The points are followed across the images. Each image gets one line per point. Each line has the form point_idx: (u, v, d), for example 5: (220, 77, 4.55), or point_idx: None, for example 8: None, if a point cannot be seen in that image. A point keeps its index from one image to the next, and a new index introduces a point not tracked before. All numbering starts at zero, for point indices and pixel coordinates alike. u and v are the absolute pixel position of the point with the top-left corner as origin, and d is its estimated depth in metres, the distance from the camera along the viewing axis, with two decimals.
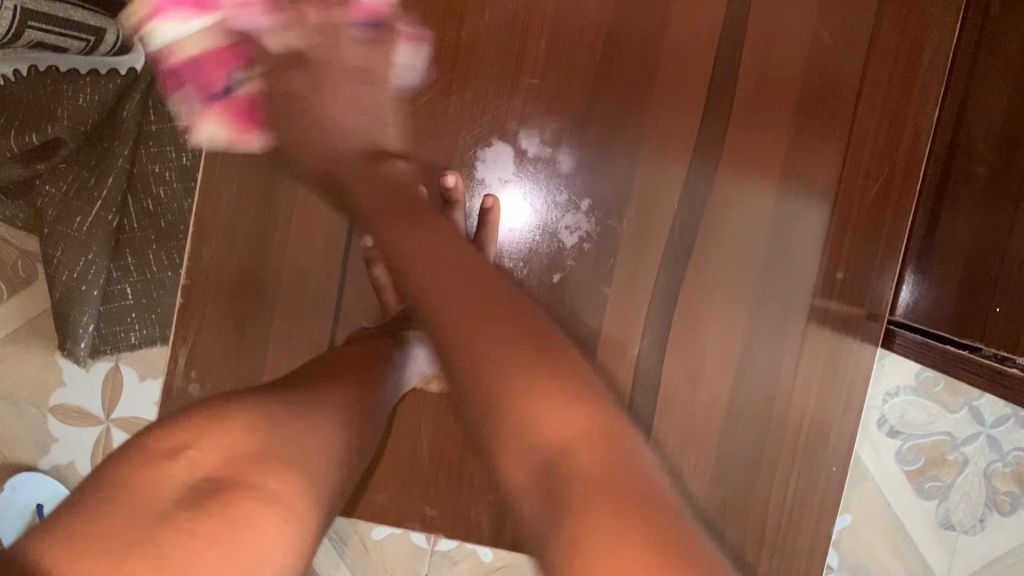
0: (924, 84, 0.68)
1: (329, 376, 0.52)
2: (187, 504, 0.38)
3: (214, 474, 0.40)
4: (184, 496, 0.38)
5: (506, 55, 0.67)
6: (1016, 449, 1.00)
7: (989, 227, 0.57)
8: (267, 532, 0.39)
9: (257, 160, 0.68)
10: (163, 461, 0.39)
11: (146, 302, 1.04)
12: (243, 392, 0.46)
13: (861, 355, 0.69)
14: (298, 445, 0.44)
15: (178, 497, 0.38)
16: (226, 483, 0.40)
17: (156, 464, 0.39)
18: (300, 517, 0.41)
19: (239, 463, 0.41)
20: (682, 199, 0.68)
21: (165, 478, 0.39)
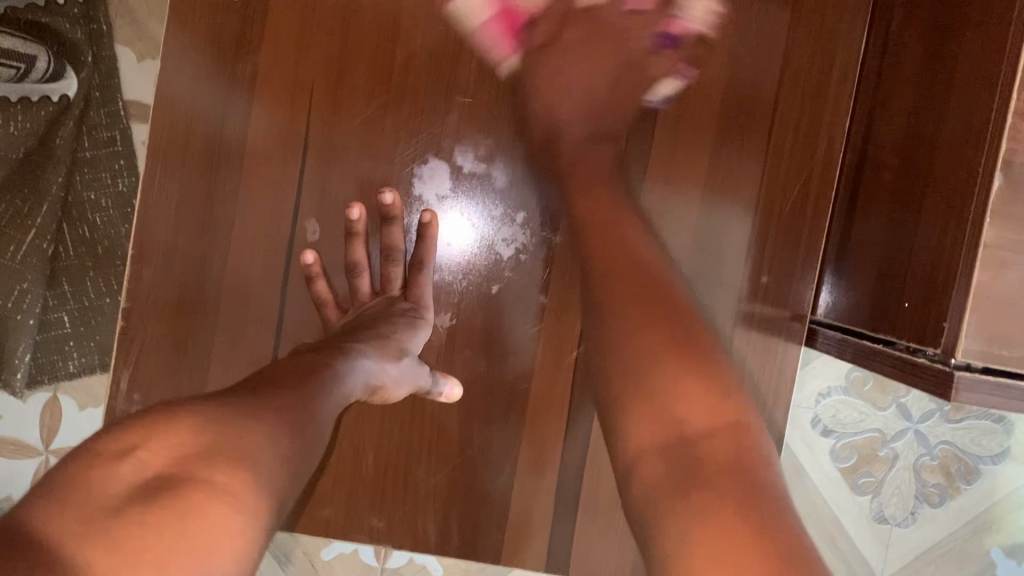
0: (835, 94, 0.71)
1: (273, 386, 0.52)
2: (138, 497, 0.39)
3: (164, 471, 0.40)
4: (134, 492, 0.39)
5: (439, 77, 0.69)
6: (942, 442, 1.06)
7: (899, 226, 0.60)
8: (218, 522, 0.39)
9: (195, 183, 0.68)
10: (113, 461, 0.40)
11: (85, 329, 1.03)
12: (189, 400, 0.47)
13: (786, 353, 0.72)
14: (245, 449, 0.44)
15: (128, 493, 0.39)
16: (175, 479, 0.40)
17: (110, 463, 0.40)
18: (250, 508, 0.41)
19: (188, 461, 0.41)
20: None
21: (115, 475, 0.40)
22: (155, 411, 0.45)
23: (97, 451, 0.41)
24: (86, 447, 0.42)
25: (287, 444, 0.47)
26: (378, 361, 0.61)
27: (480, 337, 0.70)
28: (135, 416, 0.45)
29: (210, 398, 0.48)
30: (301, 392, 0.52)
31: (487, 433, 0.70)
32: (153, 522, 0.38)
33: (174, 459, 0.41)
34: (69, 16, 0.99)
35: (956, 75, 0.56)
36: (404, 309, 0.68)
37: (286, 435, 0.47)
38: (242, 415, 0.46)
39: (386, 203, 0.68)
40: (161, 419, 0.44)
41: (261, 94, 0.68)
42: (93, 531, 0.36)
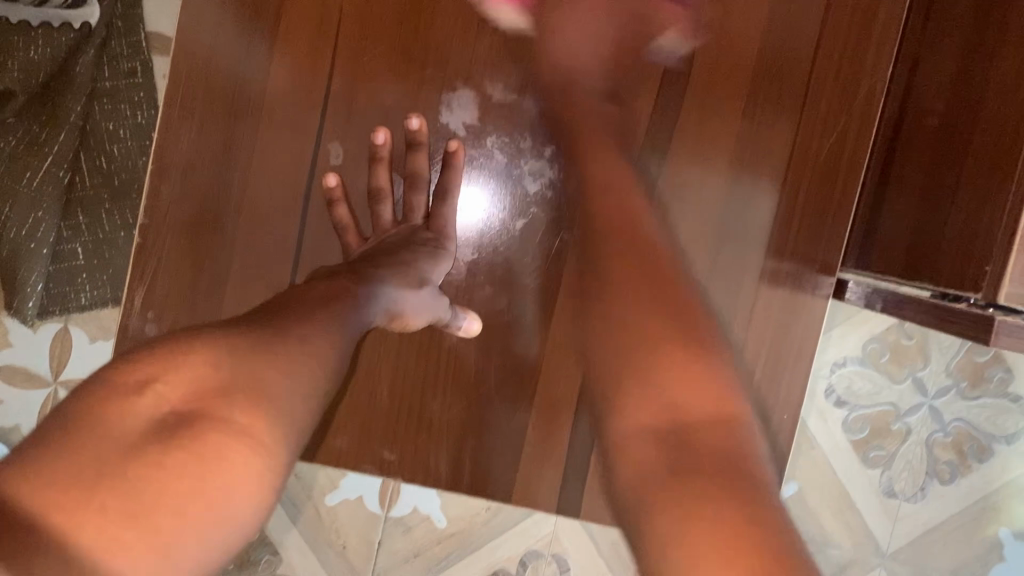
0: (879, 41, 0.69)
1: (306, 307, 0.52)
2: (154, 436, 0.37)
3: (180, 407, 0.39)
4: (150, 428, 0.38)
5: (472, 4, 0.68)
6: (956, 419, 1.04)
7: (942, 172, 0.58)
8: (236, 465, 0.39)
9: (217, 100, 0.67)
10: (131, 393, 0.39)
11: (98, 263, 1.02)
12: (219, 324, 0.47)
13: (813, 308, 0.70)
14: (267, 374, 0.43)
15: (144, 429, 0.38)
16: (192, 416, 0.39)
17: (127, 393, 0.39)
18: (268, 451, 0.41)
19: (208, 396, 0.40)
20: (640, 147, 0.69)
21: (133, 405, 0.38)
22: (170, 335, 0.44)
23: (113, 379, 0.40)
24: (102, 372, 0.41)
25: (299, 362, 0.46)
26: (400, 290, 0.60)
27: (501, 274, 0.69)
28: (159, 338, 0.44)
29: (226, 324, 0.47)
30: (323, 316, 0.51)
31: (502, 371, 0.69)
32: (171, 465, 0.37)
33: (189, 395, 0.40)
34: None
35: (1011, 14, 0.53)
36: (426, 239, 0.66)
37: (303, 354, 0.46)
38: (269, 338, 0.46)
39: (413, 128, 0.67)
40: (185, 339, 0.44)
41: (288, 16, 0.67)
42: (111, 472, 0.35)
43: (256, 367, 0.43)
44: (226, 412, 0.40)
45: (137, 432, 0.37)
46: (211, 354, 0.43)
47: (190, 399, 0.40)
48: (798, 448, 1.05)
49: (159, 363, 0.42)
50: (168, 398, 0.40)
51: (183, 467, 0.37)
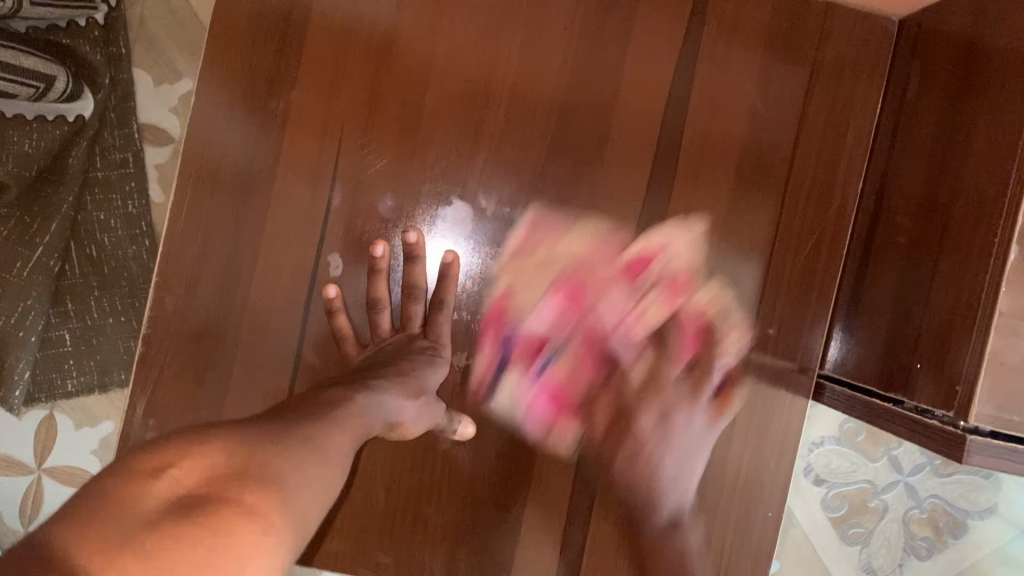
0: (851, 153, 0.73)
1: (318, 417, 0.54)
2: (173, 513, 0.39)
3: (194, 489, 0.41)
4: (168, 507, 0.40)
5: (467, 121, 0.71)
6: (932, 496, 1.07)
7: (913, 285, 0.62)
8: (247, 535, 0.40)
9: (221, 213, 0.69)
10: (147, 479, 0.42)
11: (86, 349, 1.03)
12: (229, 427, 0.49)
13: (793, 407, 0.73)
14: (270, 469, 0.46)
15: (162, 507, 0.40)
16: (205, 497, 0.41)
17: (146, 479, 0.42)
18: (276, 525, 0.42)
19: (217, 481, 0.43)
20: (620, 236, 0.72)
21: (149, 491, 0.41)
22: (180, 438, 0.47)
23: (132, 466, 0.43)
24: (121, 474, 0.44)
25: (309, 463, 0.49)
26: (399, 400, 0.62)
27: (494, 378, 0.71)
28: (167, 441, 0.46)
29: (253, 422, 0.51)
30: (326, 421, 0.54)
31: (497, 473, 0.71)
32: (184, 531, 0.38)
33: (202, 480, 0.43)
34: (90, 38, 1.01)
35: (971, 145, 0.58)
36: (422, 348, 0.68)
37: (311, 466, 0.49)
38: (274, 445, 0.48)
39: (412, 242, 0.69)
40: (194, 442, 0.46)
41: (291, 132, 0.69)
42: (130, 538, 0.37)
43: (269, 469, 0.46)
44: (238, 493, 0.42)
45: (154, 510, 0.39)
46: (226, 451, 0.46)
47: (203, 482, 0.42)
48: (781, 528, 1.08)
49: (175, 453, 0.45)
50: (184, 481, 0.42)
51: (196, 533, 0.38)
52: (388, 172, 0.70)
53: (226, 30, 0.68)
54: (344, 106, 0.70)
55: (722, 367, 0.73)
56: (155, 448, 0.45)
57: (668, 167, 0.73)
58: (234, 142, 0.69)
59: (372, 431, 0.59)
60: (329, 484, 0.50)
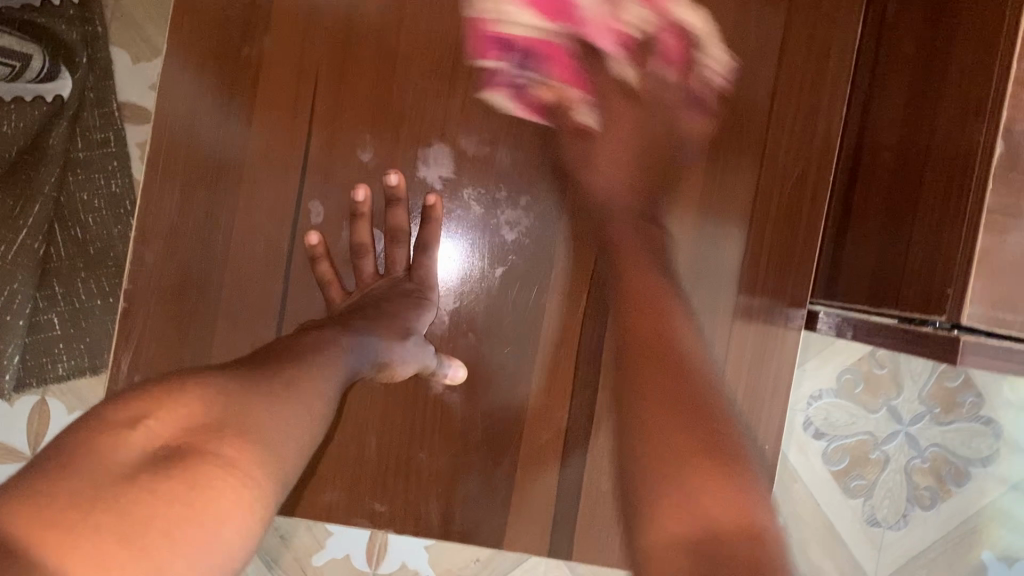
0: (834, 81, 0.72)
1: (301, 359, 0.54)
2: (146, 467, 0.40)
3: (172, 442, 0.42)
4: (142, 459, 0.40)
5: (444, 63, 0.70)
6: (932, 445, 1.06)
7: (899, 201, 0.61)
8: (224, 493, 0.40)
9: (198, 165, 0.68)
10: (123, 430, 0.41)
11: (74, 332, 1.02)
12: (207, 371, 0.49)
13: (785, 341, 0.73)
14: (249, 419, 0.45)
15: (136, 460, 0.40)
16: (183, 450, 0.42)
17: (120, 429, 0.41)
18: (255, 481, 0.43)
19: (195, 434, 0.43)
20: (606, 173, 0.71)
21: (125, 441, 0.41)
22: (156, 385, 0.46)
23: (107, 416, 0.43)
24: (96, 414, 0.43)
25: (291, 404, 0.49)
26: (386, 340, 0.62)
27: (483, 322, 0.71)
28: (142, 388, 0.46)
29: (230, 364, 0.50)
30: (311, 363, 0.54)
31: (489, 418, 0.70)
32: (160, 489, 0.39)
33: (178, 430, 0.43)
34: (65, 17, 1.01)
35: (952, 53, 0.57)
36: (409, 290, 0.68)
37: (288, 411, 0.48)
38: (251, 391, 0.48)
39: (393, 184, 0.68)
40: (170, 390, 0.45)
41: (264, 82, 0.68)
42: (106, 495, 0.38)
43: (247, 411, 0.45)
44: (215, 446, 0.43)
45: (129, 464, 0.40)
46: (205, 397, 0.45)
47: (180, 435, 0.42)
48: (783, 483, 1.06)
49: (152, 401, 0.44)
50: (161, 433, 0.42)
51: (175, 493, 0.39)
52: (366, 118, 0.69)
53: None
54: (319, 52, 0.69)
55: (711, 300, 0.72)
56: (131, 397, 0.45)
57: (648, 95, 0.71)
58: (208, 93, 0.68)
59: (359, 374, 0.58)
60: (313, 425, 0.50)
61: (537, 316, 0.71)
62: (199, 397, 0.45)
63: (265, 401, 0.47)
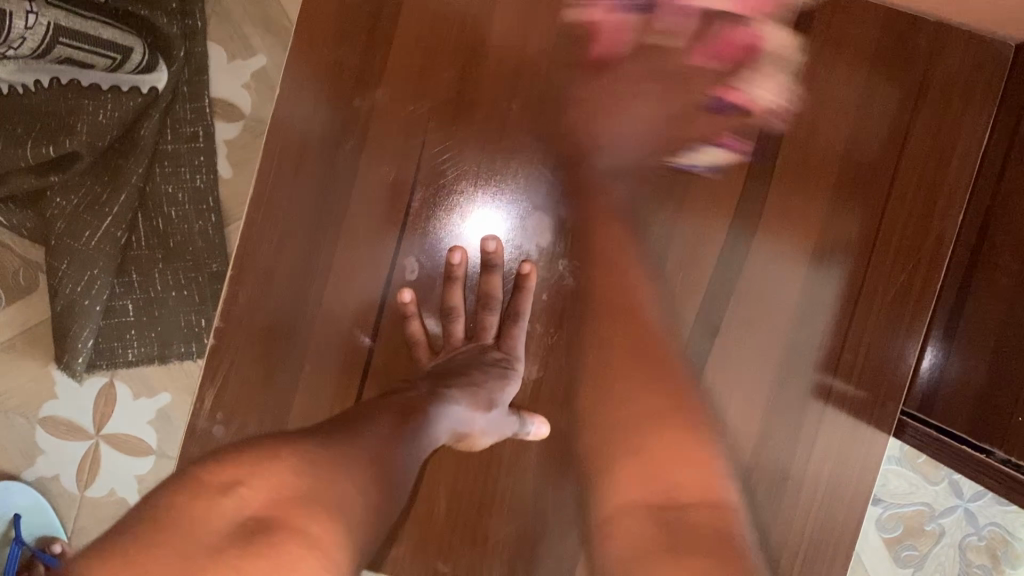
0: (954, 181, 0.70)
1: (379, 430, 0.53)
2: (236, 540, 0.40)
3: (260, 513, 0.42)
4: (234, 531, 0.40)
5: (553, 130, 0.69)
6: (991, 523, 0.93)
7: (1017, 330, 0.58)
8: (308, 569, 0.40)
9: (299, 209, 0.68)
10: (216, 494, 0.42)
11: (148, 319, 0.94)
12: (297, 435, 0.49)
13: (873, 444, 0.70)
14: (337, 490, 0.45)
15: (229, 531, 0.40)
16: (270, 523, 0.41)
17: (215, 493, 0.42)
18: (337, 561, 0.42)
19: (284, 506, 0.42)
20: (702, 255, 0.70)
21: (219, 507, 0.41)
22: (250, 444, 0.47)
23: (199, 481, 0.43)
24: (194, 474, 0.44)
25: (377, 488, 0.49)
26: (468, 411, 0.61)
27: (564, 394, 0.70)
28: (240, 448, 0.47)
29: (318, 431, 0.51)
30: (396, 435, 0.54)
31: (560, 490, 0.70)
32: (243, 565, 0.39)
33: (272, 500, 0.42)
34: (168, 12, 0.91)
35: None
36: (495, 359, 0.66)
37: (372, 482, 0.49)
38: (339, 462, 0.47)
39: (491, 250, 0.67)
40: (267, 454, 0.46)
41: (375, 127, 0.68)
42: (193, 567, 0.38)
43: (335, 487, 0.45)
44: (304, 522, 0.42)
45: (221, 532, 0.40)
46: (296, 464, 0.45)
47: (269, 507, 0.42)
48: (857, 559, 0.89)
49: (245, 469, 0.44)
50: (250, 502, 0.42)
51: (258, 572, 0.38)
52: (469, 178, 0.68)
53: (316, 15, 0.67)
54: (430, 108, 0.68)
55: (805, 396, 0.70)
56: (225, 457, 0.45)
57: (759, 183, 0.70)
58: (316, 140, 0.67)
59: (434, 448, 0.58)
60: (391, 498, 0.50)
61: None
62: (294, 465, 0.45)
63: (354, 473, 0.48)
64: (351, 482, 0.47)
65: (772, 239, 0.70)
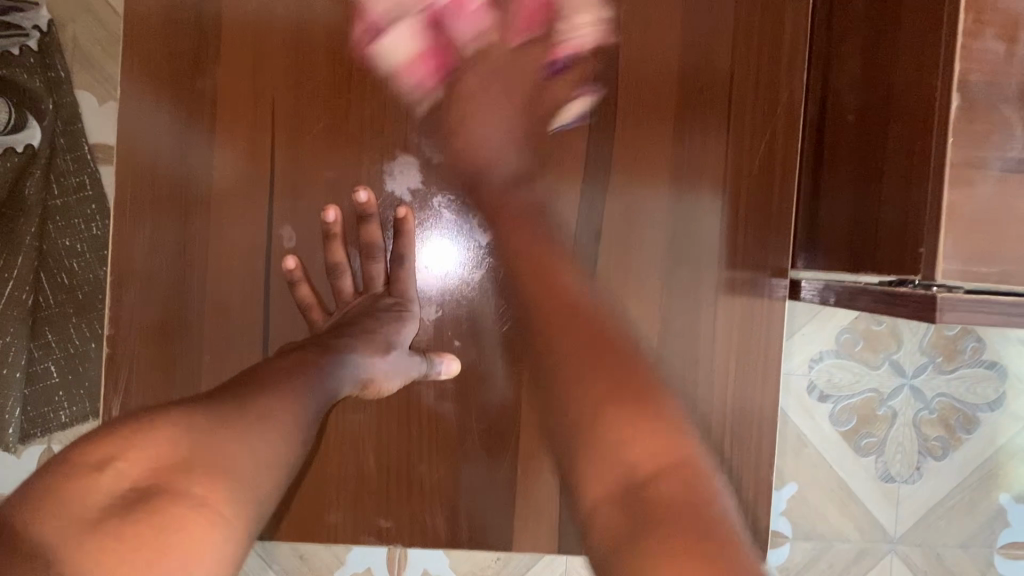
0: (791, 45, 0.71)
1: (265, 388, 0.53)
2: (115, 513, 0.41)
3: (139, 486, 0.42)
4: (113, 503, 0.41)
5: (400, 70, 0.69)
6: (938, 395, 1.00)
7: (868, 167, 0.61)
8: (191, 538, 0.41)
9: (165, 203, 0.68)
10: (92, 472, 0.42)
11: (73, 377, 0.95)
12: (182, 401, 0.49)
13: (772, 311, 0.72)
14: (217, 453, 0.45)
15: (108, 504, 0.41)
16: (149, 492, 0.42)
17: (89, 471, 0.42)
18: (226, 519, 0.43)
19: (163, 475, 0.43)
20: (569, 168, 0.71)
21: (97, 484, 0.42)
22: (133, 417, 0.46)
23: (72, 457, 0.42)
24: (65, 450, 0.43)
25: (266, 439, 0.49)
26: (366, 357, 0.63)
27: (468, 327, 0.71)
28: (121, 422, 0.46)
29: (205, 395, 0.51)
30: (283, 390, 0.54)
31: (482, 421, 0.71)
32: (120, 540, 0.39)
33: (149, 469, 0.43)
34: (25, 65, 0.91)
35: (903, 16, 0.57)
36: (389, 305, 0.70)
37: (261, 434, 0.49)
38: (219, 422, 0.47)
39: (363, 203, 0.69)
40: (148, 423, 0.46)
41: (223, 112, 0.68)
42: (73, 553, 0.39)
43: (217, 447, 0.46)
44: (185, 486, 0.43)
45: (99, 510, 0.41)
46: (172, 434, 0.45)
47: (147, 478, 0.42)
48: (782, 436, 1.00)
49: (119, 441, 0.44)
50: (127, 477, 0.42)
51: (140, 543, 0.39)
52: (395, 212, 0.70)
53: (139, 7, 0.67)
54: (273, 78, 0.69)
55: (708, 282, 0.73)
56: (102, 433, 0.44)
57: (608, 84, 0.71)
58: (168, 129, 0.68)
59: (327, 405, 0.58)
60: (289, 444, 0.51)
61: None
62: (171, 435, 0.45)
63: (235, 427, 0.48)
64: (235, 439, 0.47)
65: (638, 142, 0.72)
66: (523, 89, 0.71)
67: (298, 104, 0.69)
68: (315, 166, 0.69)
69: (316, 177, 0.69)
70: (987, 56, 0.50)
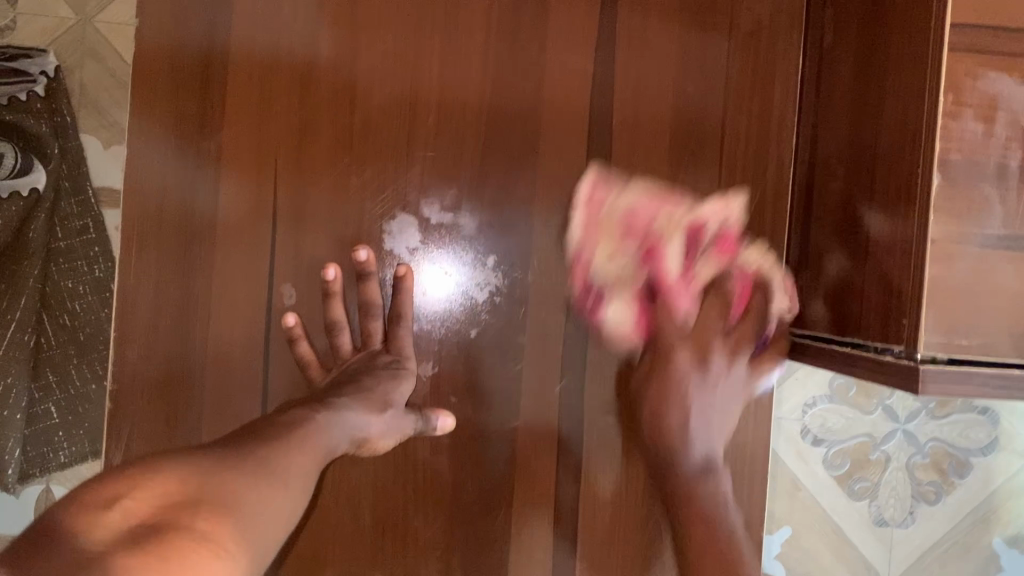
0: (780, 108, 0.73)
1: (259, 442, 0.54)
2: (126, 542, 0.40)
3: (147, 520, 0.42)
4: (124, 535, 0.41)
5: (400, 130, 0.71)
6: (931, 439, 0.96)
7: (852, 232, 0.62)
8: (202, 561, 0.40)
9: (169, 259, 0.70)
10: (100, 510, 0.42)
11: (74, 419, 0.94)
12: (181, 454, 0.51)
13: None
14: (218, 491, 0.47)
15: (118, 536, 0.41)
16: (159, 525, 0.42)
17: (100, 508, 0.42)
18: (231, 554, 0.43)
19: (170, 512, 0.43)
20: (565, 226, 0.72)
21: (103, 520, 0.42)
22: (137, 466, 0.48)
23: (81, 501, 0.44)
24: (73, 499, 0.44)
25: (263, 488, 0.50)
26: (363, 414, 0.64)
27: (464, 381, 0.72)
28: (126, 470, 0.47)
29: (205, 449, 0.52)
30: (280, 444, 0.55)
31: (477, 475, 0.72)
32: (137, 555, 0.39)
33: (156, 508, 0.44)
34: (31, 110, 0.92)
35: (885, 89, 0.58)
36: (386, 362, 0.70)
37: (257, 483, 0.50)
38: (220, 470, 0.49)
39: (363, 260, 0.70)
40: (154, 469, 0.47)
41: (226, 170, 0.70)
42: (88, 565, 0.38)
43: (217, 489, 0.47)
44: (191, 521, 0.43)
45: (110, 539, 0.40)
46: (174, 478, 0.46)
47: (157, 512, 0.43)
48: (770, 482, 0.98)
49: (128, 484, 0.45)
50: (135, 512, 0.43)
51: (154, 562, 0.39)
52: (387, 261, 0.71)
53: (151, 71, 0.70)
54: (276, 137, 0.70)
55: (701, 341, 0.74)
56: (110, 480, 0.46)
57: (603, 144, 0.73)
58: (173, 187, 0.70)
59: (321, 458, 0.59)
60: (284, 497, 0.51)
61: (515, 366, 0.72)
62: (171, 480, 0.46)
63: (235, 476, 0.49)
64: (234, 484, 0.48)
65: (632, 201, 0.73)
66: (521, 149, 0.72)
67: (300, 163, 0.70)
68: (316, 224, 0.71)
69: (317, 235, 0.71)
70: (966, 135, 0.51)
